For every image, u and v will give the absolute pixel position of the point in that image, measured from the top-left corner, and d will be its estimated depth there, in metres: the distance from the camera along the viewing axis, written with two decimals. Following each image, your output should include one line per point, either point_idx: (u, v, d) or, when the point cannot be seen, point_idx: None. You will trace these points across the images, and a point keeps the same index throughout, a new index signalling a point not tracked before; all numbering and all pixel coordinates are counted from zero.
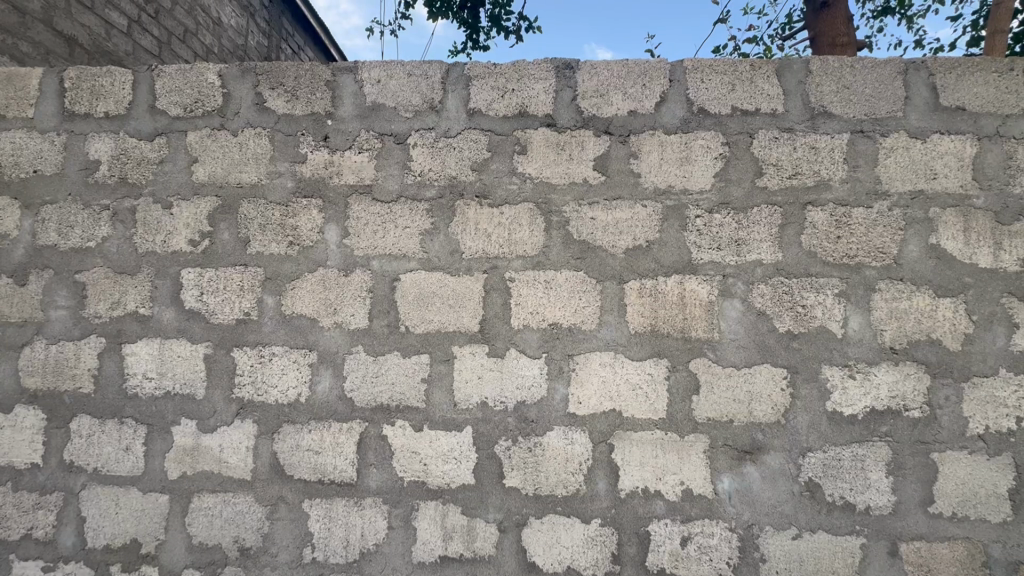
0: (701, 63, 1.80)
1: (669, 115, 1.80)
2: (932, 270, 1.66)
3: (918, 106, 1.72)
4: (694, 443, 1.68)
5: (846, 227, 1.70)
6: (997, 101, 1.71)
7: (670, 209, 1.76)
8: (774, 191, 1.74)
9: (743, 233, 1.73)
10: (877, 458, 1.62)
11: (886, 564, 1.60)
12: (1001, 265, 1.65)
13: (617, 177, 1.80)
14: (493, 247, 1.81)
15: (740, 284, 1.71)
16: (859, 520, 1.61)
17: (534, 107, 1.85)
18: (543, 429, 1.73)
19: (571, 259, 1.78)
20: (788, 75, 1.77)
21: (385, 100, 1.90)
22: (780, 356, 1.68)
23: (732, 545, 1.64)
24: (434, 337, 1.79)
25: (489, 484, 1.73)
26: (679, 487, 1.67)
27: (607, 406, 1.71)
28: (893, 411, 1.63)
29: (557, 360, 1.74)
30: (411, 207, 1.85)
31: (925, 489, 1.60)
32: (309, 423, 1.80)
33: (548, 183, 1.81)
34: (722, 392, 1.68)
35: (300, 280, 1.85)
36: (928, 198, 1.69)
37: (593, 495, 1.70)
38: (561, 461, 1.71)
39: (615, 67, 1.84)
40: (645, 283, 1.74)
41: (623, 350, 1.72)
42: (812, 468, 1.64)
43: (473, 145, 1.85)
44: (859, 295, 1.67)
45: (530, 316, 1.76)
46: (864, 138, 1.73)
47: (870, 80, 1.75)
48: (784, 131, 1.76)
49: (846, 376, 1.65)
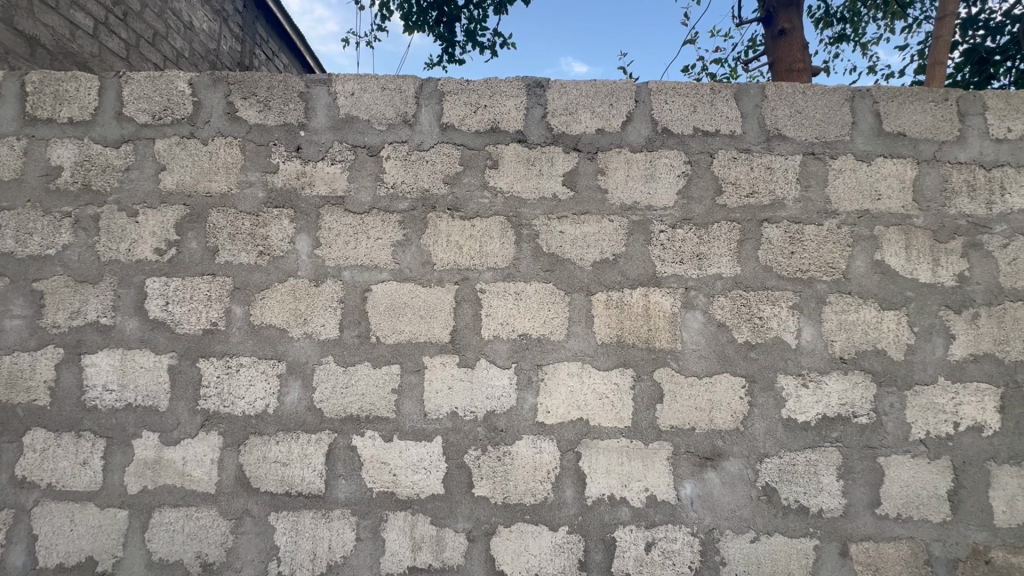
0: (664, 86, 1.89)
1: (634, 134, 1.88)
2: (877, 285, 1.77)
3: (863, 131, 1.85)
4: (658, 451, 1.73)
5: (798, 243, 1.80)
6: (934, 128, 1.84)
7: (636, 223, 1.83)
8: (733, 208, 1.83)
9: (704, 248, 1.81)
10: (828, 463, 1.71)
11: (838, 564, 1.68)
12: (939, 280, 1.77)
13: (585, 192, 1.86)
14: (464, 258, 1.84)
15: (701, 297, 1.79)
16: (812, 522, 1.69)
17: (505, 123, 1.90)
18: (512, 438, 1.76)
19: (540, 271, 1.82)
20: (745, 99, 1.88)
21: (358, 112, 1.92)
22: (739, 366, 1.75)
23: (694, 549, 1.70)
24: (405, 347, 1.80)
25: (459, 494, 1.74)
26: (643, 494, 1.72)
27: (574, 415, 1.76)
28: (843, 417, 1.72)
29: (526, 370, 1.78)
30: (383, 218, 1.87)
31: (872, 492, 1.69)
32: (276, 434, 1.79)
33: (518, 197, 1.86)
34: (684, 400, 1.75)
35: (270, 289, 1.85)
36: (873, 217, 1.80)
37: (561, 502, 1.73)
38: (530, 470, 1.74)
39: (583, 86, 1.91)
40: (611, 295, 1.80)
41: (590, 360, 1.77)
42: (769, 473, 1.71)
43: (445, 159, 1.89)
44: (811, 307, 1.77)
45: (500, 327, 1.80)
46: (815, 159, 1.84)
47: (820, 106, 1.86)
48: (741, 151, 1.85)
49: (800, 385, 1.74)
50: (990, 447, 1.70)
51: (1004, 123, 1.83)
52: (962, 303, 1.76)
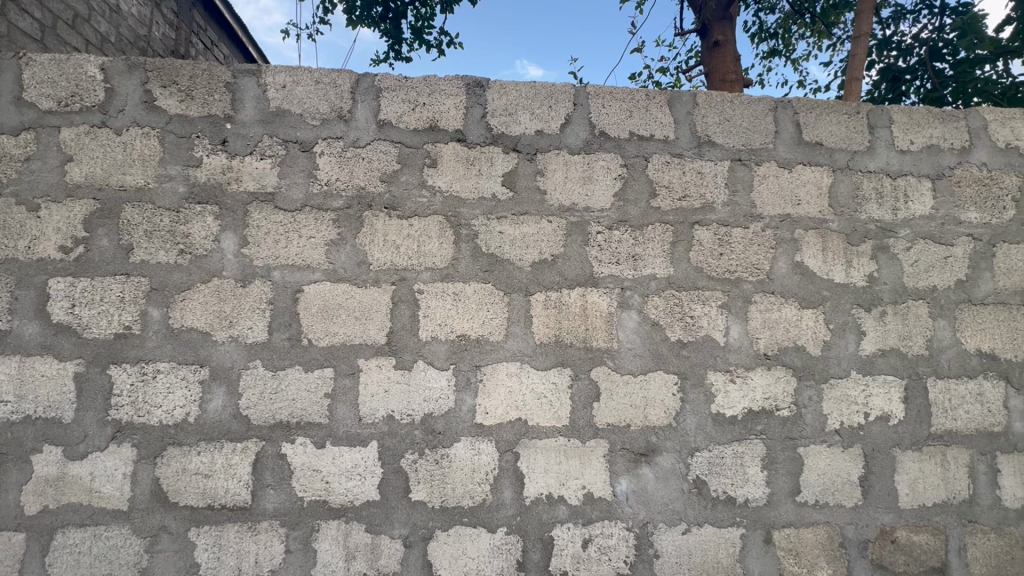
0: (601, 90, 1.93)
1: (573, 136, 1.91)
2: (798, 284, 1.88)
3: (785, 140, 1.96)
4: (595, 448, 1.76)
5: (727, 245, 1.88)
6: (847, 138, 1.97)
7: (574, 225, 1.85)
8: (666, 211, 1.89)
9: (639, 249, 1.86)
10: (753, 454, 1.79)
11: (762, 551, 1.76)
12: (851, 280, 1.90)
13: (525, 193, 1.86)
14: (402, 258, 1.80)
15: (637, 296, 1.83)
16: (739, 512, 1.77)
17: (444, 122, 1.88)
18: (450, 441, 1.73)
19: (479, 271, 1.81)
20: (677, 106, 1.94)
21: (290, 106, 1.85)
22: (672, 363, 1.81)
23: (628, 543, 1.73)
24: (338, 349, 1.74)
25: (395, 499, 1.70)
26: (580, 491, 1.74)
27: (513, 415, 1.75)
28: (767, 411, 1.81)
29: (465, 372, 1.76)
30: (316, 216, 1.80)
31: (793, 480, 1.79)
32: (198, 444, 1.68)
33: (457, 196, 1.85)
34: (620, 398, 1.78)
35: (192, 290, 1.74)
36: (793, 221, 1.91)
37: (499, 503, 1.72)
38: (468, 472, 1.72)
39: (523, 88, 1.91)
40: (549, 295, 1.81)
41: (529, 360, 1.78)
42: (699, 466, 1.77)
43: (382, 156, 1.85)
44: (738, 306, 1.85)
45: (438, 327, 1.77)
46: (742, 165, 1.93)
47: (746, 115, 1.96)
48: (674, 156, 1.92)
49: (728, 380, 1.81)
50: (895, 435, 1.84)
51: (907, 136, 1.99)
52: (871, 302, 1.89)
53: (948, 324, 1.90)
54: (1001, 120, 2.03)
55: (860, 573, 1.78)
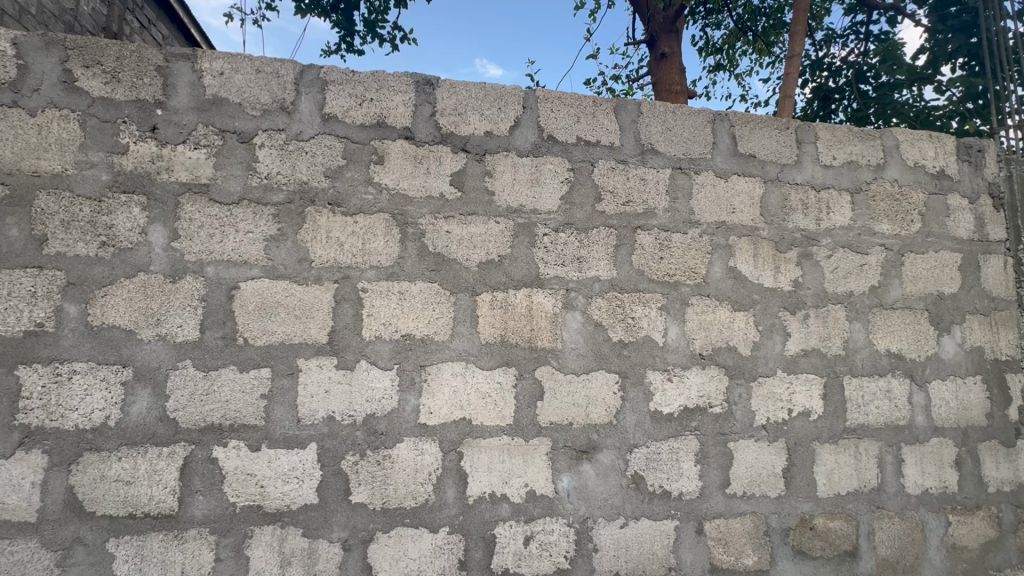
0: (550, 94, 1.97)
1: (521, 138, 1.93)
2: (731, 288, 1.98)
3: (722, 151, 2.06)
4: (538, 446, 1.79)
5: (667, 250, 1.96)
6: (778, 152, 2.11)
7: (521, 226, 1.88)
8: (611, 215, 1.94)
9: (584, 251, 1.91)
10: (688, 450, 1.88)
11: (694, 541, 1.85)
12: (779, 285, 2.02)
13: (472, 194, 1.87)
14: (346, 256, 1.76)
15: (581, 298, 1.88)
16: (673, 505, 1.85)
17: (392, 118, 1.86)
18: (393, 441, 1.72)
19: (425, 271, 1.80)
20: (622, 114, 2.01)
21: (228, 94, 1.77)
22: (614, 363, 1.87)
23: (569, 539, 1.77)
24: (277, 349, 1.69)
25: (334, 502, 1.67)
26: (523, 489, 1.76)
27: (457, 415, 1.76)
28: (701, 408, 1.90)
29: (409, 372, 1.75)
30: (254, 210, 1.73)
31: (724, 474, 1.89)
32: (118, 449, 1.58)
33: (404, 195, 1.83)
34: (563, 397, 1.82)
35: (114, 286, 1.63)
36: (728, 228, 2.02)
37: (441, 503, 1.72)
38: (410, 472, 1.71)
39: (472, 88, 1.92)
40: (495, 296, 1.83)
41: (474, 360, 1.79)
42: (638, 462, 1.84)
43: (327, 151, 1.80)
44: (676, 308, 1.94)
45: (382, 327, 1.75)
46: (682, 174, 2.02)
47: (687, 125, 2.05)
48: (619, 162, 1.98)
49: (665, 379, 1.89)
50: (815, 429, 1.98)
51: (830, 152, 2.15)
52: (796, 305, 2.03)
53: (862, 327, 2.07)
54: (910, 141, 2.23)
55: (782, 559, 1.90)
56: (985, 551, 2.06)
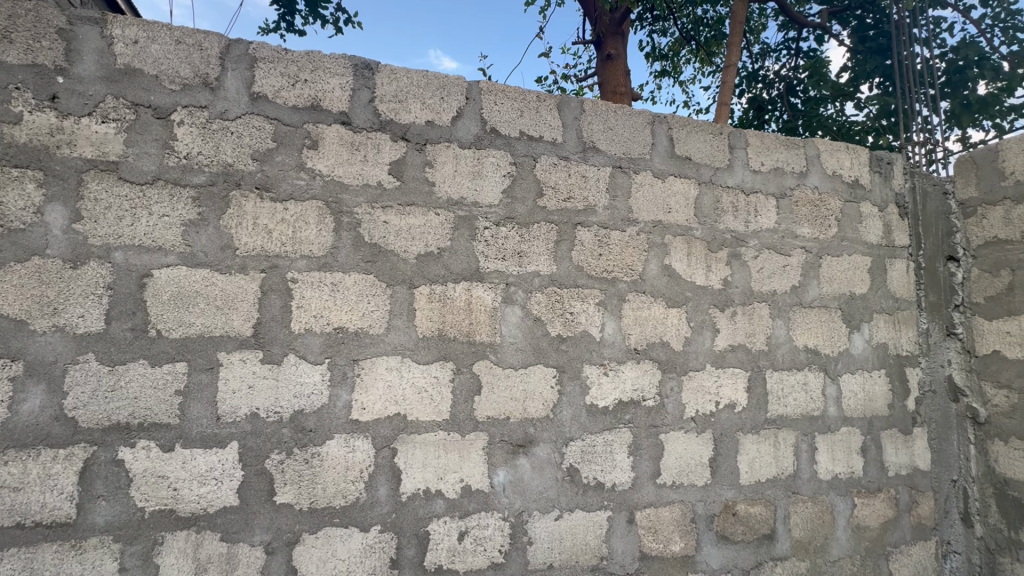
0: (494, 87, 1.95)
1: (463, 130, 1.90)
2: (665, 285, 2.05)
3: (660, 152, 2.13)
4: (474, 441, 1.77)
5: (606, 246, 2.00)
6: (712, 155, 2.20)
7: (461, 219, 1.85)
8: (552, 210, 1.96)
9: (525, 246, 1.91)
10: (621, 442, 1.93)
11: (626, 531, 1.90)
12: (710, 283, 2.11)
13: (412, 184, 1.82)
14: (274, 244, 1.67)
15: (521, 292, 1.88)
16: (606, 496, 1.89)
17: (328, 102, 1.78)
18: (322, 438, 1.65)
19: (361, 262, 1.74)
20: (565, 110, 2.02)
21: (143, 65, 1.63)
22: (552, 358, 1.88)
23: (504, 533, 1.77)
24: (195, 342, 1.57)
25: (256, 503, 1.58)
26: (458, 485, 1.75)
27: (392, 411, 1.71)
28: (635, 401, 1.96)
29: (341, 366, 1.68)
30: (171, 192, 1.60)
31: (655, 464, 1.96)
32: (5, 453, 1.42)
33: (339, 182, 1.76)
34: (501, 391, 1.82)
35: (2, 271, 1.46)
36: (664, 227, 2.08)
37: (373, 501, 1.67)
38: (341, 470, 1.65)
39: (414, 76, 1.88)
40: (434, 289, 1.80)
41: (410, 354, 1.75)
42: (573, 455, 1.87)
43: (255, 132, 1.70)
44: (613, 304, 1.98)
45: (313, 319, 1.68)
46: (622, 173, 2.06)
47: (628, 125, 2.10)
48: (561, 158, 2.00)
49: (602, 373, 1.93)
50: (740, 421, 2.09)
51: (759, 158, 2.26)
52: (725, 303, 2.12)
53: (783, 324, 2.20)
54: (830, 151, 2.39)
55: (707, 545, 1.99)
56: (884, 530, 2.25)
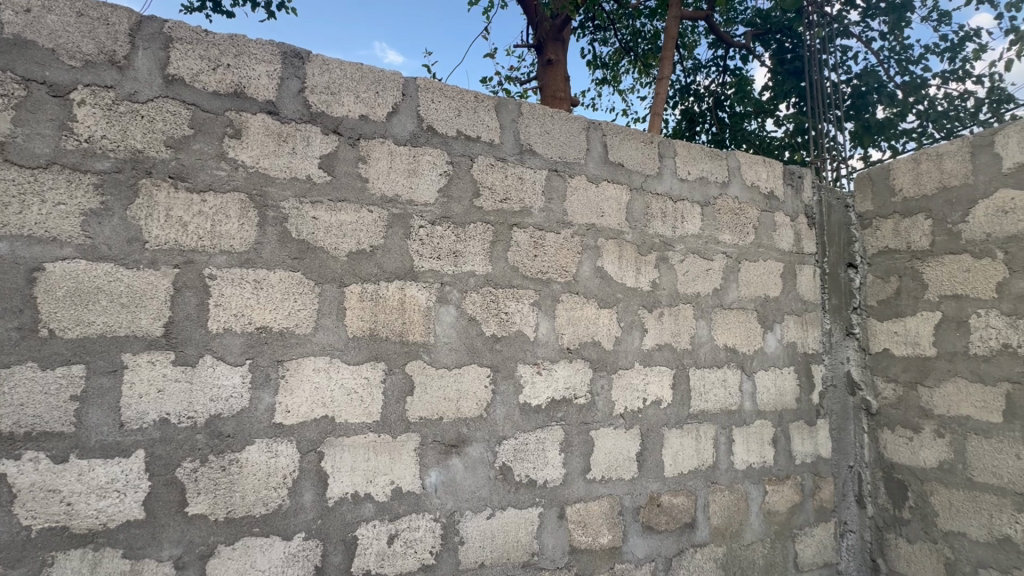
0: (431, 85, 1.93)
1: (399, 126, 1.87)
2: (598, 287, 2.12)
3: (594, 158, 2.20)
4: (406, 442, 1.75)
5: (541, 248, 2.03)
6: (643, 163, 2.29)
7: (395, 216, 1.82)
8: (488, 211, 1.97)
9: (460, 246, 1.90)
10: (553, 440, 1.97)
11: (557, 526, 1.94)
12: (639, 285, 2.21)
13: (344, 179, 1.77)
14: (190, 238, 1.57)
15: (455, 292, 1.88)
16: (538, 492, 1.93)
17: (253, 89, 1.69)
18: (241, 444, 1.56)
19: (287, 258, 1.67)
20: (503, 112, 2.04)
21: (36, 36, 1.47)
22: (486, 357, 1.89)
23: (435, 534, 1.76)
24: (95, 343, 1.44)
25: (165, 516, 1.47)
26: (388, 487, 1.72)
27: (319, 413, 1.65)
28: (567, 399, 2.01)
29: (263, 367, 1.60)
30: (68, 178, 1.46)
31: (585, 460, 2.02)
32: None
33: (264, 174, 1.67)
34: (434, 391, 1.81)
35: None
36: (597, 230, 2.15)
37: (297, 508, 1.61)
38: (261, 477, 1.57)
39: (348, 68, 1.83)
40: (366, 287, 1.75)
41: (339, 354, 1.69)
42: (506, 453, 1.89)
43: (169, 118, 1.58)
44: (547, 304, 2.02)
45: (233, 318, 1.59)
46: (557, 176, 2.11)
47: (563, 130, 2.15)
48: (498, 159, 2.01)
49: (535, 372, 1.97)
50: (665, 416, 2.19)
51: (686, 167, 2.39)
52: (653, 304, 2.23)
53: (705, 324, 2.34)
54: (749, 163, 2.56)
55: (633, 535, 2.08)
56: (792, 514, 2.45)
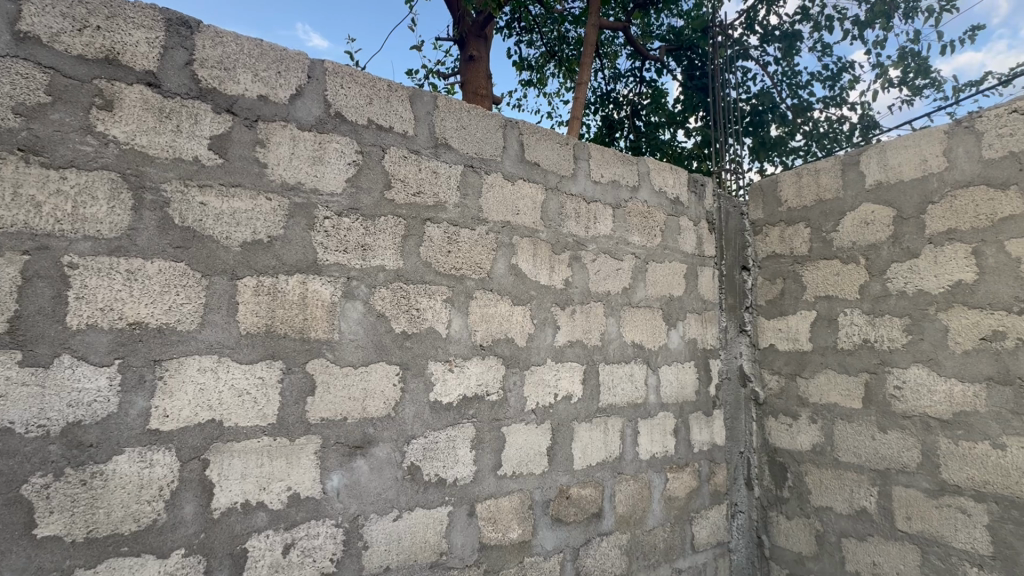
0: (341, 69, 1.84)
1: (303, 111, 1.76)
2: (512, 284, 2.13)
3: (510, 156, 2.21)
4: (305, 446, 1.65)
5: (454, 244, 2.01)
6: (558, 164, 2.35)
7: (297, 206, 1.71)
8: (400, 204, 1.91)
9: (369, 239, 1.83)
10: (464, 437, 1.95)
11: (466, 524, 1.93)
12: (553, 282, 2.25)
13: (238, 163, 1.64)
14: (44, 221, 1.37)
15: (363, 287, 1.80)
16: (447, 491, 1.90)
17: (129, 57, 1.51)
18: (107, 454, 1.39)
19: (168, 247, 1.51)
20: (418, 104, 2.00)
21: None
22: (395, 354, 1.84)
23: (336, 540, 1.68)
24: None
25: (6, 541, 1.27)
26: (284, 494, 1.61)
27: (204, 417, 1.51)
28: (479, 396, 2.00)
29: (137, 368, 1.44)
30: None
31: (497, 457, 2.02)
32: None
33: (141, 152, 1.50)
34: (338, 391, 1.72)
35: None
36: (512, 228, 2.17)
37: (175, 522, 1.46)
38: (132, 490, 1.41)
39: (245, 44, 1.69)
40: (261, 281, 1.63)
41: (229, 353, 1.56)
42: (415, 453, 1.84)
43: (20, 81, 1.37)
44: (461, 301, 2.00)
45: (100, 313, 1.41)
46: (472, 172, 2.09)
47: (480, 126, 2.14)
48: (411, 152, 1.96)
49: (447, 370, 1.94)
50: (575, 411, 2.26)
51: (599, 170, 2.48)
52: (565, 302, 2.28)
53: (615, 322, 2.44)
54: (657, 170, 2.71)
55: (542, 528, 2.12)
56: (690, 498, 2.62)
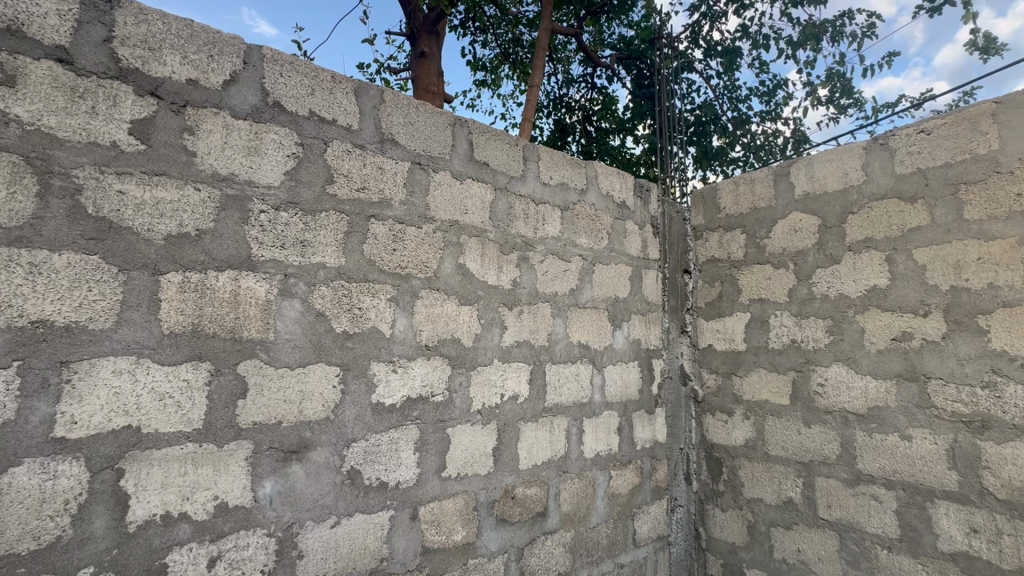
0: (280, 57, 1.76)
1: (238, 98, 1.67)
2: (459, 284, 2.11)
3: (459, 154, 2.19)
4: (235, 452, 1.56)
5: (400, 241, 1.96)
6: (507, 164, 2.35)
7: (230, 198, 1.62)
8: (343, 199, 1.85)
9: (308, 235, 1.76)
10: (407, 439, 1.91)
11: (408, 528, 1.89)
12: (500, 283, 2.25)
13: (163, 150, 1.53)
14: None
15: (301, 284, 1.72)
16: (389, 495, 1.85)
17: (36, 29, 1.38)
18: (3, 465, 1.26)
19: (79, 238, 1.38)
20: (363, 97, 1.94)
21: None
22: (335, 355, 1.77)
23: (268, 550, 1.60)
24: None
25: None
26: (210, 503, 1.51)
27: (118, 424, 1.40)
28: (423, 398, 1.97)
29: (39, 370, 1.31)
30: None
31: (441, 458, 2.00)
32: None
33: (49, 134, 1.37)
34: (272, 393, 1.64)
35: None
36: (460, 227, 2.15)
37: (84, 538, 1.34)
38: (32, 504, 1.28)
39: (173, 23, 1.58)
40: (187, 277, 1.53)
41: (149, 353, 1.45)
42: (355, 457, 1.79)
43: None
44: (406, 300, 1.96)
45: None
46: (420, 169, 2.06)
47: (428, 123, 2.11)
48: (355, 146, 1.90)
49: (390, 370, 1.89)
50: (521, 410, 2.27)
51: (548, 172, 2.51)
52: (512, 302, 2.28)
53: (562, 322, 2.47)
54: (605, 174, 2.77)
55: (487, 529, 2.11)
56: (632, 495, 2.70)
